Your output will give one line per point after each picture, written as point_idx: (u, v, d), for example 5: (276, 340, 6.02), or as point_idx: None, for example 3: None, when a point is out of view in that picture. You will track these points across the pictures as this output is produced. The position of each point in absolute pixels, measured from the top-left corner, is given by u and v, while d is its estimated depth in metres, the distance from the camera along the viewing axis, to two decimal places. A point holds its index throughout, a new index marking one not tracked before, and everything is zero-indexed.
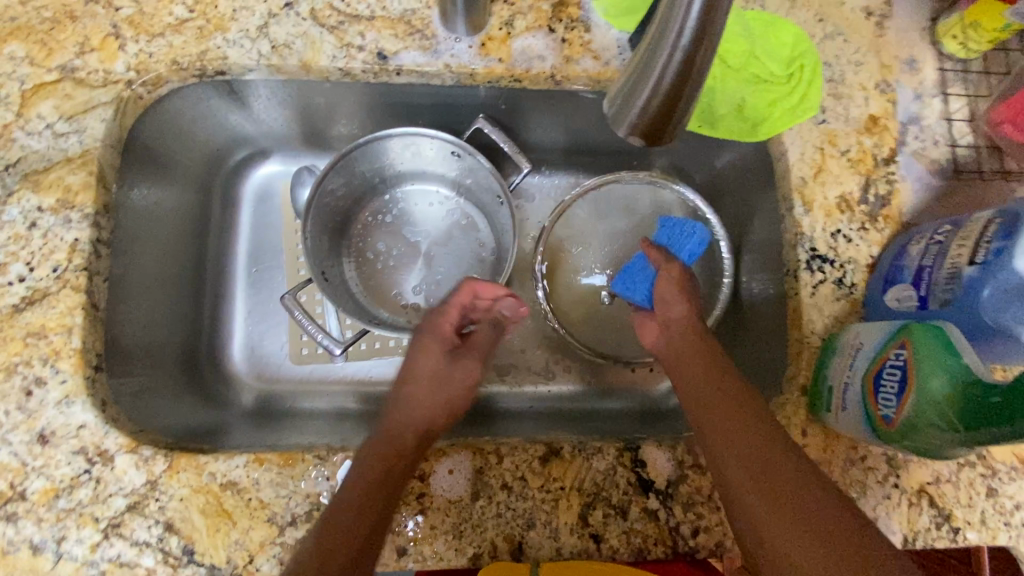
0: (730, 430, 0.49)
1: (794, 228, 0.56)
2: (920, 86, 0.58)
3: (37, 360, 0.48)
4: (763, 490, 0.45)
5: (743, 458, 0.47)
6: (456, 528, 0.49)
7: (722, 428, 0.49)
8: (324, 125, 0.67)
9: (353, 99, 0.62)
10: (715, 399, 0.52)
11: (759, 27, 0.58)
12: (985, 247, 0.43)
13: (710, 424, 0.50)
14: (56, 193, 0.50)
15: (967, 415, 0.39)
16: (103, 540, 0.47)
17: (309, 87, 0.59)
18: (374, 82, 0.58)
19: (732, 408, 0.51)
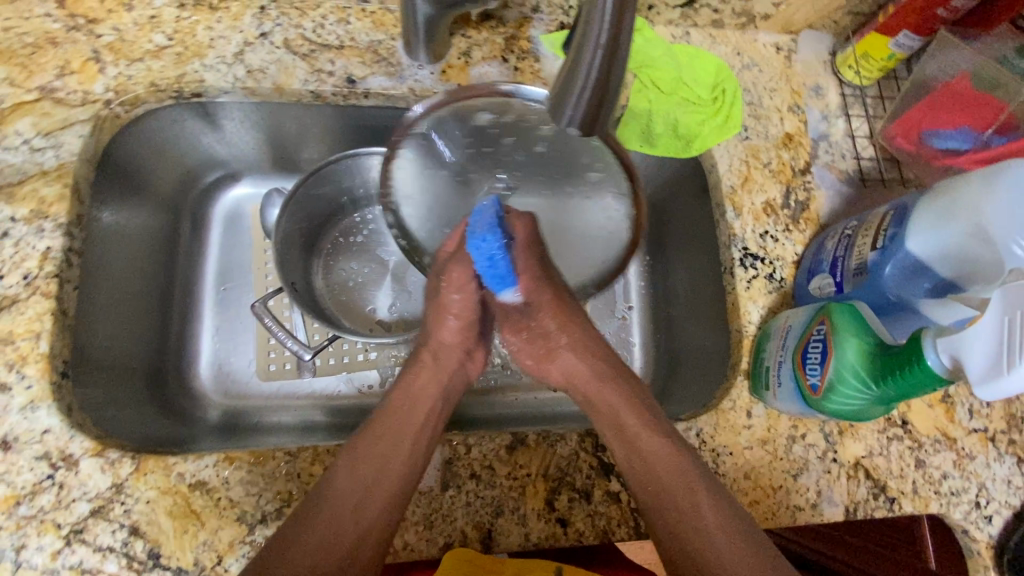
0: (643, 451, 0.51)
1: (728, 230, 0.62)
2: (826, 109, 0.67)
3: (2, 366, 0.48)
4: (686, 505, 0.48)
5: (659, 474, 0.50)
6: (427, 518, 0.51)
7: (633, 447, 0.52)
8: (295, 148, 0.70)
9: (323, 123, 0.66)
10: (626, 417, 0.54)
11: (687, 58, 0.66)
12: (883, 234, 0.50)
13: (620, 444, 0.52)
14: (30, 205, 0.51)
15: (877, 375, 0.44)
16: (64, 547, 0.46)
17: (283, 110, 0.63)
18: (343, 105, 0.62)
19: (638, 424, 0.53)
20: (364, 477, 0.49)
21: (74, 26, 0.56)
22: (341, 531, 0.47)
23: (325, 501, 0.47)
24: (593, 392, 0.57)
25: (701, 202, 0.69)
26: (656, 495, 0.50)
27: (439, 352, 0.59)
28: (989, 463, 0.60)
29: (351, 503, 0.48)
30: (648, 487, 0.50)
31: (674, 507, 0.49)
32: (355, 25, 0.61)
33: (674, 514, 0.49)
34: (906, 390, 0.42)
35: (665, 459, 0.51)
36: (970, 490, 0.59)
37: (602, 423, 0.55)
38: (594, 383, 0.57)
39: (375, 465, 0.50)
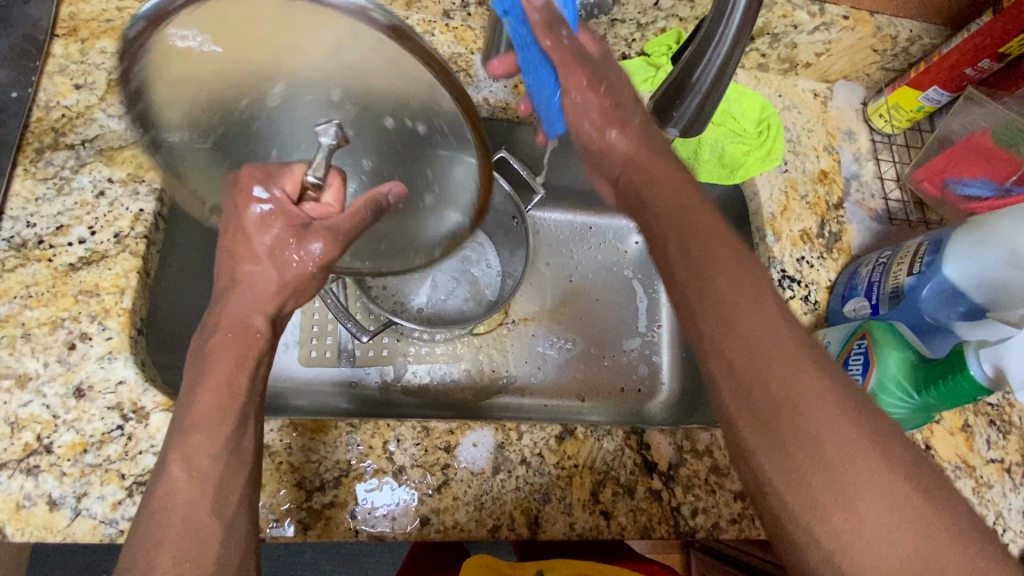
0: (740, 305, 0.37)
1: (767, 253, 0.66)
2: (857, 151, 0.72)
3: (85, 317, 0.50)
4: (778, 364, 0.35)
5: (755, 321, 0.36)
6: (477, 500, 0.52)
7: (709, 304, 0.38)
8: None
9: None
10: (714, 254, 0.39)
11: (734, 95, 0.71)
12: (919, 262, 0.54)
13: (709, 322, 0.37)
14: (127, 168, 0.55)
15: (919, 385, 0.48)
16: (126, 498, 0.46)
17: None
18: None
19: (724, 280, 0.38)
20: (203, 450, 0.37)
21: None
22: (192, 520, 0.36)
23: (162, 494, 0.36)
24: (676, 246, 0.41)
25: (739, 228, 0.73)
26: (743, 367, 0.35)
27: (245, 291, 0.43)
28: (1005, 492, 0.62)
29: (205, 493, 0.37)
30: (727, 346, 0.36)
31: (767, 370, 0.35)
32: (438, 38, 0.66)
33: (776, 402, 0.34)
34: (948, 397, 0.46)
35: (747, 306, 0.37)
36: (990, 518, 0.60)
37: (682, 295, 0.39)
38: (688, 247, 0.40)
39: (212, 437, 0.38)
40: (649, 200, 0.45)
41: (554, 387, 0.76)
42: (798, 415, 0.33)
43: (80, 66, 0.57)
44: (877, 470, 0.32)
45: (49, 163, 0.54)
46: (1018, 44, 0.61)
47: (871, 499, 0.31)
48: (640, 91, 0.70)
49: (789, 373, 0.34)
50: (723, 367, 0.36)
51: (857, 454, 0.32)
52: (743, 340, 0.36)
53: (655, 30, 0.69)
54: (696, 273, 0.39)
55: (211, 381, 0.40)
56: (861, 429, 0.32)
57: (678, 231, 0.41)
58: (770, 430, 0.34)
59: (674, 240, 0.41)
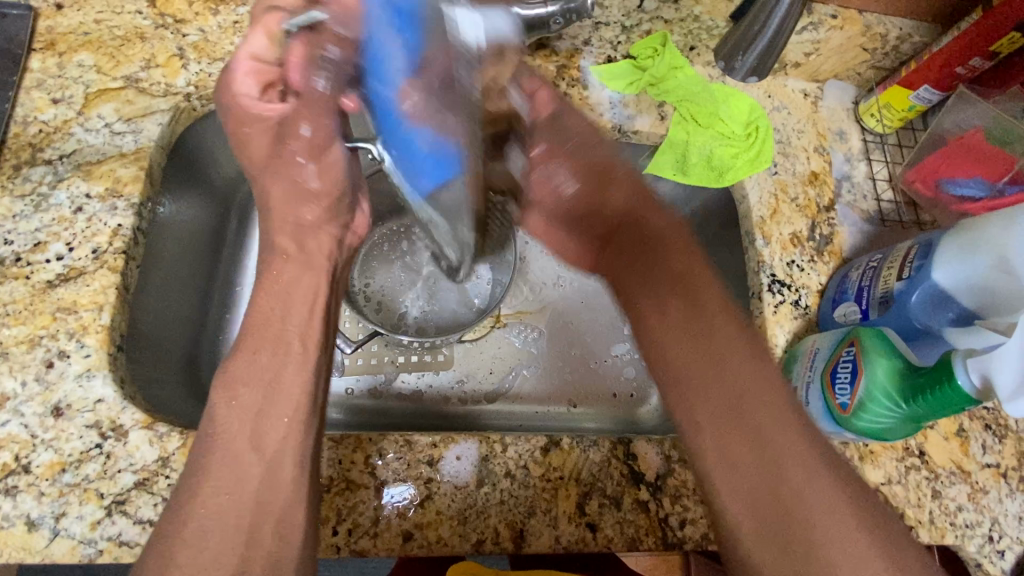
0: (712, 399, 0.52)
1: (757, 257, 0.65)
2: (848, 152, 0.71)
3: (63, 334, 0.50)
4: (799, 465, 0.48)
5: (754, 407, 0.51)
6: (460, 514, 0.51)
7: (759, 438, 0.50)
8: None
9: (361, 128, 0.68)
10: (675, 347, 0.57)
11: (723, 94, 0.69)
12: (908, 265, 0.53)
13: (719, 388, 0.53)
14: (105, 183, 0.54)
15: (907, 394, 0.47)
16: (104, 517, 0.46)
17: None
18: None
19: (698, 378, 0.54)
20: (265, 436, 0.47)
21: (163, 25, 0.60)
22: (239, 488, 0.45)
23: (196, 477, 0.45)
24: (682, 368, 0.55)
25: (729, 231, 0.72)
26: (792, 484, 0.48)
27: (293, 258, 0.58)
28: (1001, 498, 0.60)
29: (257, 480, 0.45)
30: (700, 429, 0.52)
31: (768, 450, 0.49)
32: None
33: (814, 526, 0.46)
34: (937, 407, 0.45)
35: (753, 415, 0.51)
36: (985, 524, 0.59)
37: (674, 397, 0.55)
38: (701, 344, 0.55)
39: (275, 427, 0.48)
40: (630, 284, 0.64)
41: (543, 393, 0.75)
42: (815, 523, 0.46)
43: (58, 80, 0.57)
44: (847, 524, 0.46)
45: (27, 179, 0.53)
46: (1007, 42, 0.60)
47: (842, 543, 0.46)
48: (625, 94, 0.69)
49: (819, 470, 0.48)
50: (775, 489, 0.48)
51: (840, 512, 0.47)
52: (767, 452, 0.49)
53: (640, 33, 0.68)
54: (710, 372, 0.54)
55: (279, 381, 0.50)
56: (847, 496, 0.48)
57: (688, 347, 0.56)
58: (785, 519, 0.47)
59: (706, 376, 0.54)
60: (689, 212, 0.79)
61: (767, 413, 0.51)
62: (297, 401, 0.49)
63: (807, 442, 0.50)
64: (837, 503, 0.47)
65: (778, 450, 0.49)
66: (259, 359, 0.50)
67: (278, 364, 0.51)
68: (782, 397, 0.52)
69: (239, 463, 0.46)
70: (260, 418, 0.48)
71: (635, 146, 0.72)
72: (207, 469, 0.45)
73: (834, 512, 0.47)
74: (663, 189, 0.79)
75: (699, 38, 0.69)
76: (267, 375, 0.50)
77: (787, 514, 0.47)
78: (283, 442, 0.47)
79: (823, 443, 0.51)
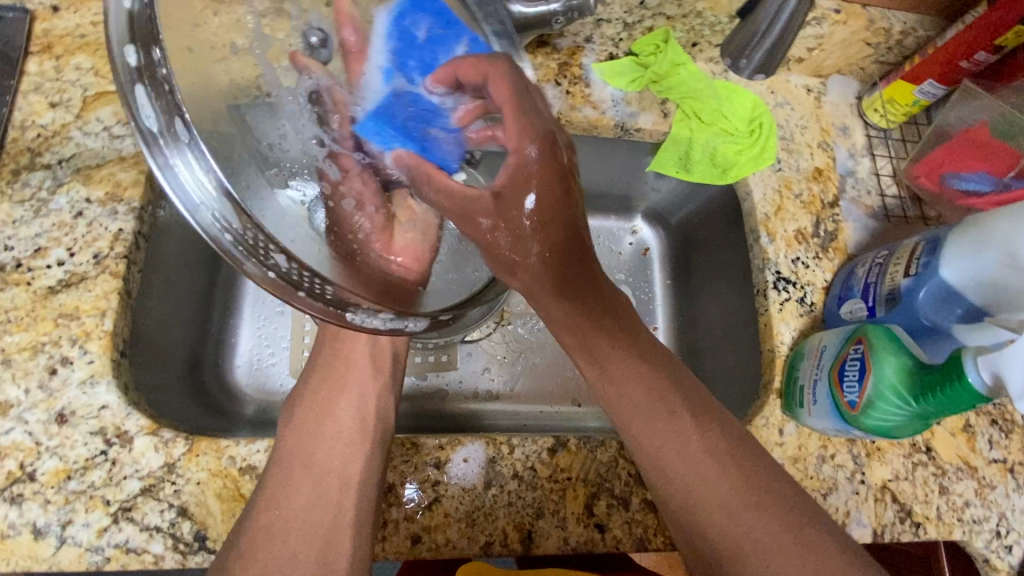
0: (649, 426, 0.49)
1: (761, 254, 0.65)
2: (852, 148, 0.71)
3: (66, 340, 0.49)
4: (697, 487, 0.46)
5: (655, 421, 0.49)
6: (468, 516, 0.51)
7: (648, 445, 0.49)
8: None
9: None
10: (619, 377, 0.51)
11: (726, 91, 0.69)
12: (916, 262, 0.53)
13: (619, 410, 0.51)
14: (106, 187, 0.54)
15: (916, 392, 0.47)
16: (112, 524, 0.45)
17: None
18: None
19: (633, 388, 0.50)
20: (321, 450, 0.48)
21: None
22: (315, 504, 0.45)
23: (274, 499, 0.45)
24: (637, 396, 0.50)
25: (733, 228, 0.72)
26: (673, 483, 0.47)
27: None
28: (1008, 493, 0.60)
29: (316, 491, 0.46)
30: (644, 450, 0.49)
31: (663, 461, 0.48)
32: None
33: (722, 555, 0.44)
34: (946, 404, 0.45)
35: (677, 429, 0.48)
36: (992, 519, 0.59)
37: (621, 415, 0.51)
38: (608, 381, 0.52)
39: (333, 448, 0.49)
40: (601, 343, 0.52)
41: (548, 393, 0.75)
42: (708, 517, 0.45)
43: (55, 83, 0.56)
44: (764, 537, 0.44)
45: (26, 184, 0.53)
46: (1012, 36, 0.59)
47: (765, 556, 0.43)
48: (628, 91, 0.68)
49: (720, 487, 0.46)
50: (665, 497, 0.48)
51: (743, 517, 0.44)
52: (679, 458, 0.47)
53: (642, 30, 0.67)
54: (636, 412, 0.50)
55: (334, 409, 0.51)
56: (741, 493, 0.45)
57: (608, 364, 0.52)
58: (689, 535, 0.46)
59: (637, 393, 0.50)
60: (692, 209, 0.78)
61: (657, 403, 0.49)
62: (358, 430, 0.50)
63: (741, 468, 0.46)
64: (762, 527, 0.44)
65: (667, 450, 0.48)
66: (323, 389, 0.52)
67: (334, 393, 0.52)
68: (716, 412, 0.50)
69: (304, 476, 0.46)
70: (313, 438, 0.49)
71: (637, 143, 0.72)
72: (274, 479, 0.46)
73: (757, 535, 0.44)
74: (666, 186, 0.78)
75: (702, 35, 0.68)
76: (328, 403, 0.52)
77: (713, 525, 0.45)
78: (343, 461, 0.48)
79: (747, 443, 0.48)
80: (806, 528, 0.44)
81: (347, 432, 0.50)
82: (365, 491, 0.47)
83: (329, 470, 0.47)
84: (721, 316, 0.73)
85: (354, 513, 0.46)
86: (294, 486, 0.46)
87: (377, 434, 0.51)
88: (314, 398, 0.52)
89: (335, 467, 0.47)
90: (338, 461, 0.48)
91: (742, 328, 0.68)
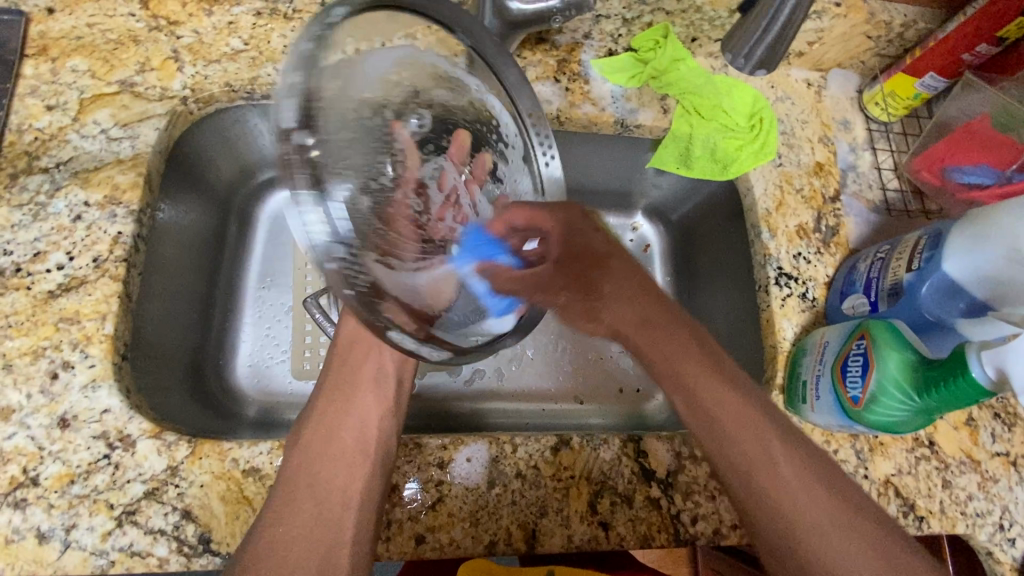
0: (727, 429, 0.50)
1: (763, 250, 0.65)
2: (853, 141, 0.71)
3: (67, 345, 0.49)
4: (761, 475, 0.47)
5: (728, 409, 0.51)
6: (472, 516, 0.51)
7: (723, 433, 0.50)
8: None
9: None
10: (675, 359, 0.56)
11: (725, 86, 0.69)
12: (917, 257, 0.53)
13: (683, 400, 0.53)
14: (104, 190, 0.54)
15: (919, 388, 0.47)
16: (116, 528, 0.45)
17: None
18: None
19: (696, 372, 0.54)
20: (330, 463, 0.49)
21: (156, 27, 0.59)
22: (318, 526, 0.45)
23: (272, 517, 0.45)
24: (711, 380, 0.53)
25: (734, 223, 0.71)
26: (744, 474, 0.48)
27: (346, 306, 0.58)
28: (1011, 486, 0.60)
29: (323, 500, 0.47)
30: (724, 451, 0.50)
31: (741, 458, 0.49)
32: None
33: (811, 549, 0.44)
34: (950, 399, 0.45)
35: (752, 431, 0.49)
36: (996, 512, 0.59)
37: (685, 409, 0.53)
38: (659, 368, 0.57)
39: (336, 464, 0.49)
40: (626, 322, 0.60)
41: (550, 391, 0.75)
42: (787, 501, 0.46)
43: (51, 86, 0.56)
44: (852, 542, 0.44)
45: (24, 188, 0.53)
46: (1015, 27, 0.59)
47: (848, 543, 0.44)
48: (628, 87, 0.68)
49: (797, 488, 0.46)
50: (765, 504, 0.47)
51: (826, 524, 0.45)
52: (770, 459, 0.48)
53: (641, 25, 0.67)
54: (702, 397, 0.52)
55: (339, 431, 0.52)
56: (816, 492, 0.46)
57: (649, 342, 0.58)
58: (788, 542, 0.45)
59: (706, 395, 0.52)
60: (692, 204, 0.78)
61: (740, 420, 0.50)
62: (360, 449, 0.51)
63: (808, 467, 0.48)
64: (847, 509, 0.46)
65: (775, 465, 0.47)
66: (327, 413, 0.53)
67: (338, 416, 0.53)
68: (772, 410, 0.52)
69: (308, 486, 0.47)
70: (316, 456, 0.49)
71: (637, 139, 0.72)
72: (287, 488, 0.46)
73: (848, 519, 0.45)
74: (666, 183, 0.78)
75: (701, 30, 0.68)
76: (333, 425, 0.52)
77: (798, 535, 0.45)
78: (345, 482, 0.48)
79: (825, 462, 0.48)
80: (866, 527, 0.44)
81: (352, 447, 0.51)
82: (368, 503, 0.47)
83: (329, 489, 0.47)
84: (723, 311, 0.73)
85: (351, 531, 0.46)
86: (292, 507, 0.45)
87: (379, 454, 0.51)
88: (320, 421, 0.52)
89: (339, 486, 0.48)
90: (341, 478, 0.48)
91: (744, 324, 0.68)
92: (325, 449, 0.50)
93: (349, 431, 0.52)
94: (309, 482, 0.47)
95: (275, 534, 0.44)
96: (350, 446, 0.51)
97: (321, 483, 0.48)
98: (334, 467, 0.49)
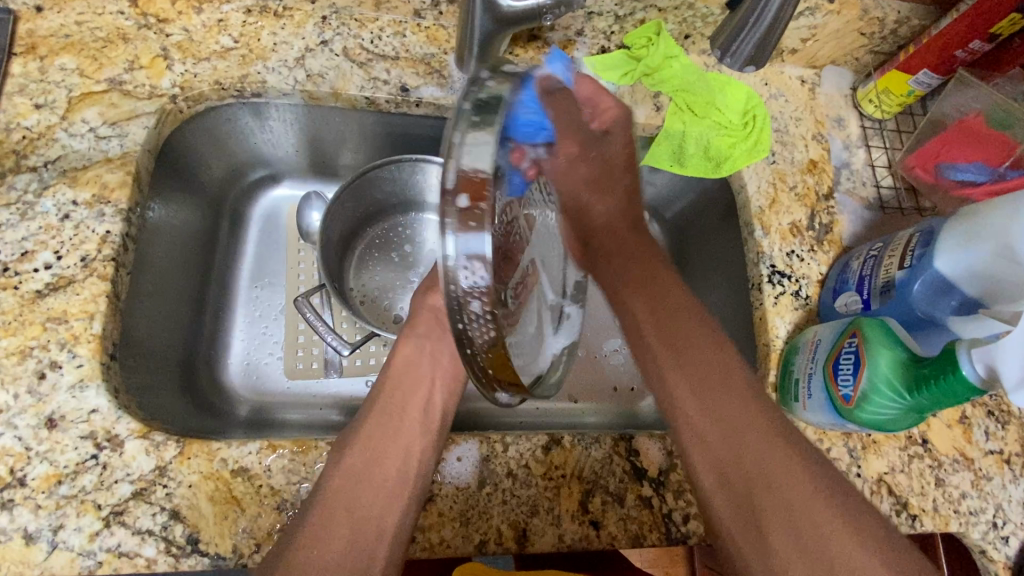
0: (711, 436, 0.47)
1: (756, 247, 0.65)
2: (847, 139, 0.70)
3: (54, 344, 0.49)
4: (745, 458, 0.45)
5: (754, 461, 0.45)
6: (463, 515, 0.51)
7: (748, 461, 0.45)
8: (327, 153, 0.72)
9: (347, 131, 0.68)
10: (690, 367, 0.50)
11: (718, 84, 0.68)
12: (910, 254, 0.52)
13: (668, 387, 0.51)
14: (92, 189, 0.53)
15: (910, 386, 0.46)
16: (103, 528, 0.45)
17: (313, 110, 0.65)
18: (373, 111, 0.64)
19: (695, 354, 0.51)
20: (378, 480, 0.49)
21: (145, 25, 0.58)
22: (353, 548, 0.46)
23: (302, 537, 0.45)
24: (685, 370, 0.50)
25: (727, 221, 0.71)
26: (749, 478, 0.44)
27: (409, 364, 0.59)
28: (1004, 484, 0.60)
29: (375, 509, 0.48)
30: (709, 447, 0.47)
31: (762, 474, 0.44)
32: (410, 38, 0.63)
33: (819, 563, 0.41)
34: (942, 397, 0.45)
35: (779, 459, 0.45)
36: (989, 511, 0.59)
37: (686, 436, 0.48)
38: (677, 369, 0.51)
39: (377, 492, 0.49)
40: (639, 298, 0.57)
41: (543, 389, 0.75)
42: (793, 510, 0.43)
43: (40, 84, 0.55)
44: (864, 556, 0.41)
45: (12, 187, 0.52)
46: (1007, 24, 0.59)
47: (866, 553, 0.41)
48: (620, 85, 0.68)
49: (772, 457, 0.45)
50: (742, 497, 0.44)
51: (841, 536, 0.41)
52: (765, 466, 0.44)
53: (633, 22, 0.67)
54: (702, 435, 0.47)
55: (385, 456, 0.51)
56: (842, 516, 0.42)
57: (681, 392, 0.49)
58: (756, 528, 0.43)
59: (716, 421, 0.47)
60: (686, 203, 0.78)
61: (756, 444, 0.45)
62: (403, 480, 0.50)
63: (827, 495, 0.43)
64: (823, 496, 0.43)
65: (752, 460, 0.45)
66: (375, 429, 0.53)
67: (387, 441, 0.52)
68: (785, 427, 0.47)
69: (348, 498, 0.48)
70: (358, 480, 0.49)
71: None
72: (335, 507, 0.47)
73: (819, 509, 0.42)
74: (660, 180, 0.78)
75: (694, 27, 0.67)
76: (379, 451, 0.51)
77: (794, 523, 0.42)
78: (382, 509, 0.48)
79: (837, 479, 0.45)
80: (898, 556, 0.41)
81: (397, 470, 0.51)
82: (399, 539, 0.47)
83: (357, 511, 0.48)
84: (716, 309, 0.72)
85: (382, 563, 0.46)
86: (325, 529, 0.46)
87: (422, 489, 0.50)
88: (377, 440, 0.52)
89: (380, 513, 0.48)
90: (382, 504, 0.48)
91: (737, 322, 0.68)
92: (372, 465, 0.50)
93: (387, 452, 0.52)
94: (346, 503, 0.47)
95: (308, 556, 0.44)
96: (394, 474, 0.50)
97: (352, 511, 0.47)
98: (365, 492, 0.49)
